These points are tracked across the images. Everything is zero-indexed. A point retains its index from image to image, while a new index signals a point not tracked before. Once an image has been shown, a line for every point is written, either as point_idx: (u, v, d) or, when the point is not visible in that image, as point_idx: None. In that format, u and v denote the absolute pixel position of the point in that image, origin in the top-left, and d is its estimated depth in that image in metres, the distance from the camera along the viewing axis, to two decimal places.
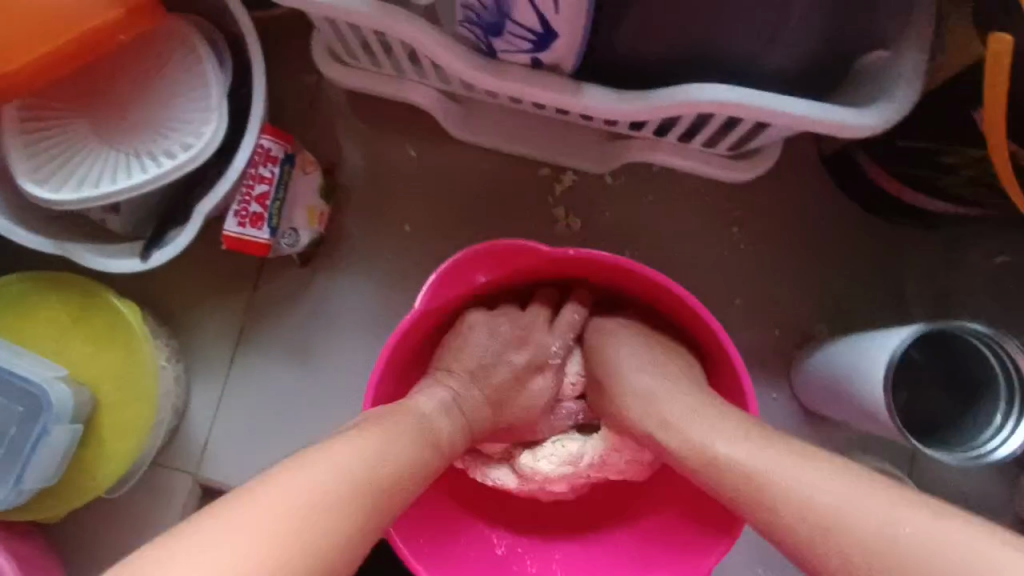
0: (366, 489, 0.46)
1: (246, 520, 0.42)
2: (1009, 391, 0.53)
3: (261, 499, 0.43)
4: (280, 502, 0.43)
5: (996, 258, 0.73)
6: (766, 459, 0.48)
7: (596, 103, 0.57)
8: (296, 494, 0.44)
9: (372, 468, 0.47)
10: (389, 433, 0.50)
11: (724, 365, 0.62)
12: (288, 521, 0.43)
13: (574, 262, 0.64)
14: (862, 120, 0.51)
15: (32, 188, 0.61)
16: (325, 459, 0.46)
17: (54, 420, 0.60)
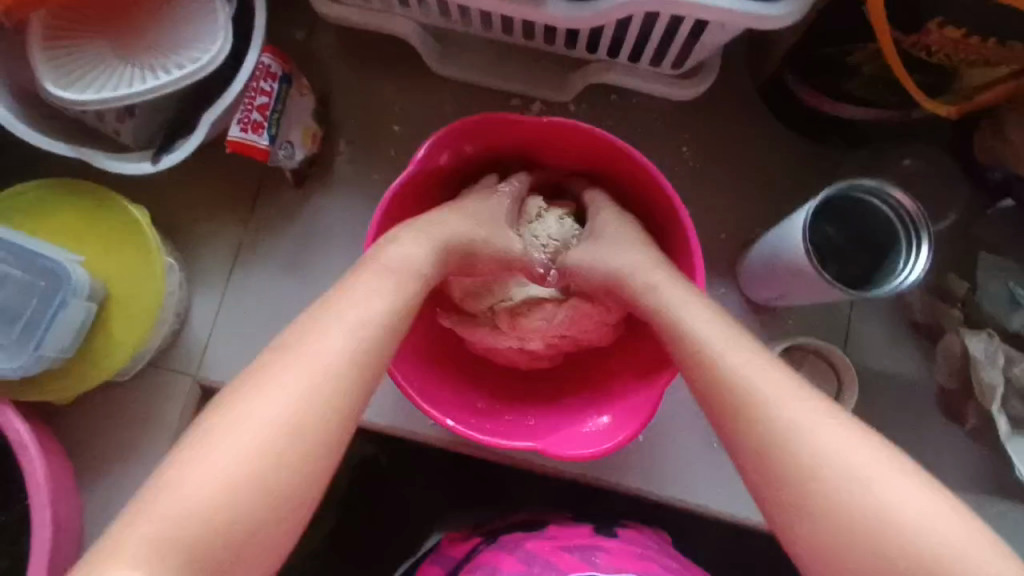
0: (364, 340, 0.57)
1: (275, 386, 0.53)
2: (908, 229, 0.64)
3: (279, 368, 0.54)
4: (280, 401, 0.53)
5: (906, 163, 0.84)
6: (758, 377, 0.56)
7: (554, 11, 0.67)
8: (308, 357, 0.55)
9: (363, 323, 0.57)
10: (371, 289, 0.59)
11: (674, 218, 0.73)
12: (309, 378, 0.54)
13: (544, 135, 0.74)
14: (773, 12, 0.61)
15: (56, 91, 0.69)
16: (322, 326, 0.56)
17: (72, 293, 0.66)
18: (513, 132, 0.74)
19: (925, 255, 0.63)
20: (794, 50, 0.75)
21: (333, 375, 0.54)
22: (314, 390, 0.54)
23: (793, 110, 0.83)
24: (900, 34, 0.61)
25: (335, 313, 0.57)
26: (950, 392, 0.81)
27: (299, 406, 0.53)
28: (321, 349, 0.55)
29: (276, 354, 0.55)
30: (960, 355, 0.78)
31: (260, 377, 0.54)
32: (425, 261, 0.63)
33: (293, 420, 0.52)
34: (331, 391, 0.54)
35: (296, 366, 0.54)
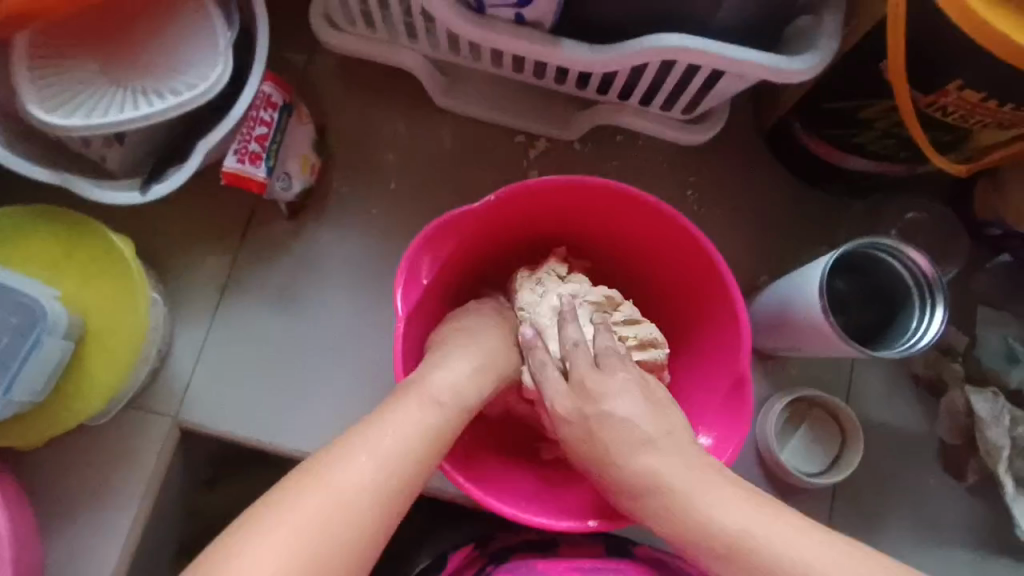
0: (397, 475, 0.52)
1: (293, 524, 0.47)
2: (921, 291, 0.64)
3: (306, 495, 0.49)
4: (345, 495, 0.49)
5: (909, 214, 0.84)
6: (744, 519, 0.50)
7: (570, 54, 0.65)
8: (336, 491, 0.49)
9: (396, 455, 0.52)
10: (417, 421, 0.54)
11: (701, 252, 0.68)
12: (336, 518, 0.48)
13: (522, 197, 0.68)
14: (792, 66, 0.61)
15: (41, 115, 0.65)
16: (357, 452, 0.51)
17: (47, 332, 0.62)
18: (503, 207, 0.69)
19: (939, 316, 0.62)
20: (806, 98, 0.74)
21: (401, 463, 0.52)
22: (381, 479, 0.51)
23: (799, 159, 0.83)
24: (920, 93, 0.61)
25: (414, 399, 0.55)
26: (951, 448, 0.80)
27: (366, 496, 0.50)
28: (394, 436, 0.53)
29: (303, 482, 0.50)
30: (964, 413, 0.78)
31: (325, 468, 0.50)
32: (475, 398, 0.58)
33: (309, 565, 0.47)
34: (355, 532, 0.49)
35: (366, 452, 0.51)
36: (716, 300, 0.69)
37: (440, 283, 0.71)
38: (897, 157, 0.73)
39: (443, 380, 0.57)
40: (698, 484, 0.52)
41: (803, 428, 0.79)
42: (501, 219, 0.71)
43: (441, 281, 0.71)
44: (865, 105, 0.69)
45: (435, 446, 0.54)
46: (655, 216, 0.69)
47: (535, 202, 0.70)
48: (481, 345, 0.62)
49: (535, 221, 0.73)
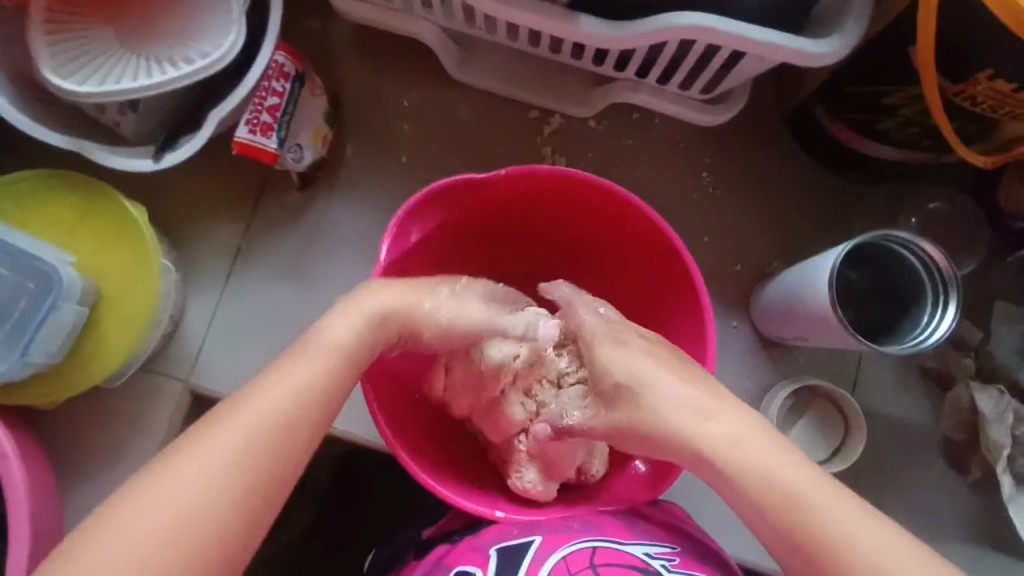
0: (266, 442, 0.53)
1: (169, 491, 0.50)
2: (936, 285, 0.63)
3: (178, 461, 0.51)
4: (222, 459, 0.52)
5: (930, 206, 0.82)
6: (734, 429, 0.57)
7: (587, 31, 0.64)
8: (207, 455, 0.52)
9: (267, 422, 0.53)
10: (296, 378, 0.55)
11: (670, 257, 0.68)
12: (204, 483, 0.51)
13: (484, 190, 0.68)
14: (817, 49, 0.59)
15: (55, 80, 0.65)
16: (230, 423, 0.53)
17: (64, 297, 0.63)
18: (477, 194, 0.69)
19: (952, 314, 0.61)
20: (829, 81, 0.72)
21: (275, 427, 0.53)
22: (248, 448, 0.52)
23: (820, 143, 0.81)
24: (948, 81, 0.59)
25: (299, 360, 0.56)
26: (956, 442, 0.79)
27: (237, 460, 0.52)
28: (271, 399, 0.54)
29: (182, 445, 0.52)
30: (969, 409, 0.78)
31: (202, 436, 0.52)
32: (357, 349, 0.58)
33: (173, 531, 0.49)
34: (224, 493, 0.51)
35: (240, 420, 0.53)
36: (683, 296, 0.68)
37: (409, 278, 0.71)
38: (922, 146, 0.71)
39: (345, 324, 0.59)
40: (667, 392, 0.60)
41: (807, 416, 0.78)
42: (472, 210, 0.70)
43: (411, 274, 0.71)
44: (889, 92, 0.67)
45: (314, 398, 0.55)
46: (626, 216, 0.69)
47: (507, 194, 0.70)
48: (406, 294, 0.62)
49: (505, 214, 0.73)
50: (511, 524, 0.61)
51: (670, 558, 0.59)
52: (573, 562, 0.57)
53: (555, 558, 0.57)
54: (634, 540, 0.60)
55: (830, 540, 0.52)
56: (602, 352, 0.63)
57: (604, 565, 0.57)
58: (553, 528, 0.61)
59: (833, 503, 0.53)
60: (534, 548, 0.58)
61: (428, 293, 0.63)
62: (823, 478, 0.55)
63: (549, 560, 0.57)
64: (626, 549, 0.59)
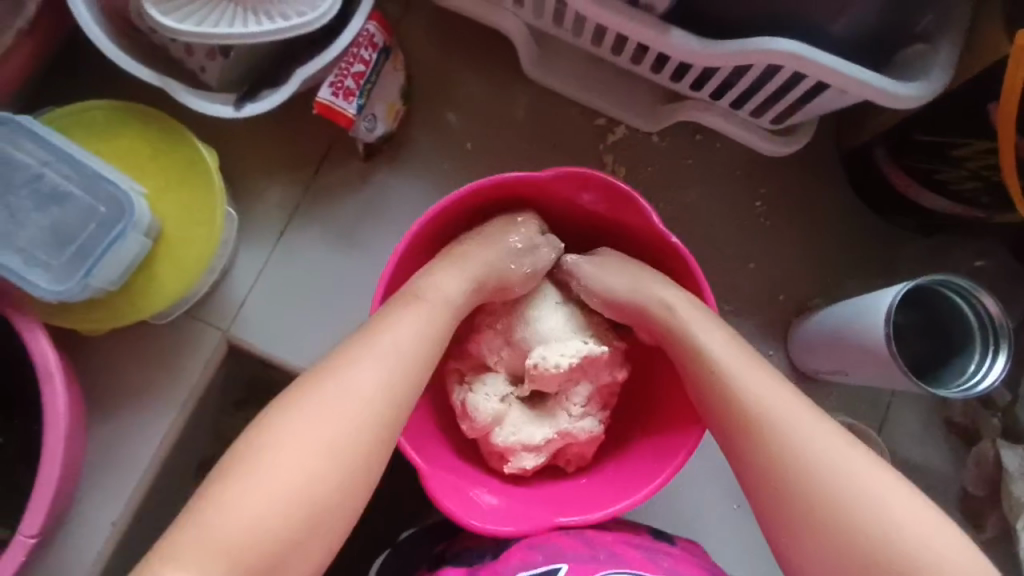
0: (406, 375, 0.58)
1: (308, 427, 0.54)
2: (986, 337, 0.64)
3: (311, 404, 0.55)
4: (351, 394, 0.56)
5: (975, 263, 0.83)
6: (792, 417, 0.57)
7: (677, 44, 0.65)
8: (336, 400, 0.56)
9: (397, 358, 0.58)
10: (417, 317, 0.61)
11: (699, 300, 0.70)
12: (340, 417, 0.55)
13: (530, 192, 0.72)
14: (900, 92, 0.60)
15: (156, 15, 0.66)
16: (364, 364, 0.57)
17: (132, 226, 0.63)
18: (529, 189, 0.71)
19: (1001, 364, 0.63)
20: (896, 127, 0.73)
21: (411, 354, 0.59)
22: (385, 379, 0.57)
23: (877, 189, 0.82)
24: (1022, 139, 0.61)
25: (444, 273, 0.64)
26: (976, 496, 0.80)
27: (371, 388, 0.57)
28: (400, 335, 0.59)
29: (306, 388, 0.56)
30: (992, 465, 0.79)
31: (339, 369, 0.57)
32: (460, 297, 0.64)
33: (315, 461, 0.54)
34: (360, 439, 0.55)
35: (373, 355, 0.58)
36: None
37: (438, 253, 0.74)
38: (980, 204, 0.73)
39: (480, 254, 0.66)
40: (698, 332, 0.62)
41: None
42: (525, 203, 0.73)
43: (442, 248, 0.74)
44: (958, 145, 0.68)
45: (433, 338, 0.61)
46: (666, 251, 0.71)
47: (558, 197, 0.72)
48: (478, 257, 0.66)
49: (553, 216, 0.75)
50: (535, 551, 0.62)
51: None
52: None
53: None
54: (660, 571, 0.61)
55: (838, 503, 0.54)
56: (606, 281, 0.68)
57: None
58: (579, 556, 0.61)
59: (840, 459, 0.55)
60: None
61: (502, 244, 0.67)
62: (833, 433, 0.57)
63: None
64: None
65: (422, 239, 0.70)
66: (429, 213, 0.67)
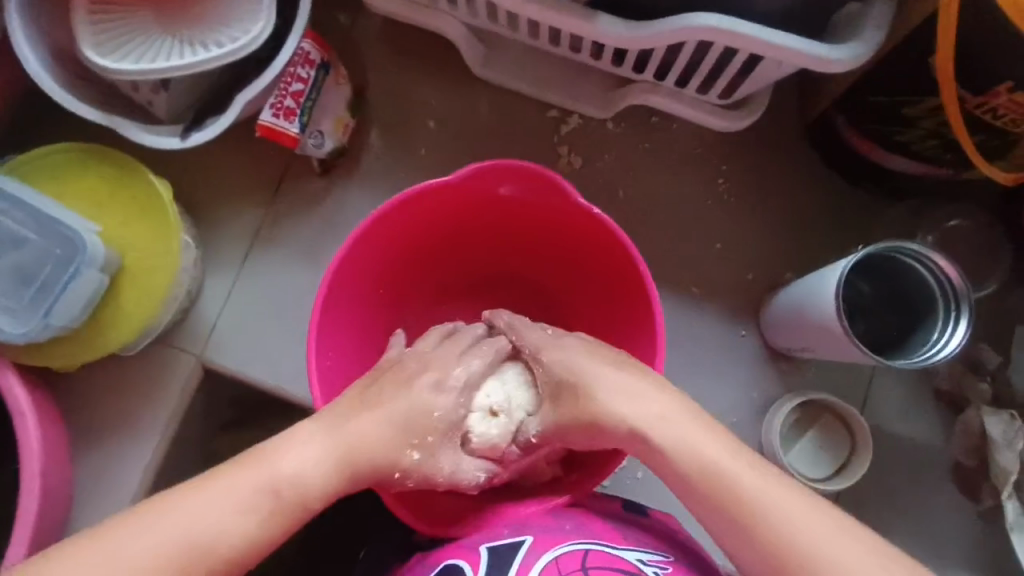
0: (273, 519, 0.53)
1: (148, 548, 0.50)
2: (948, 303, 0.62)
3: (133, 536, 0.50)
4: (205, 518, 0.51)
5: (951, 223, 0.81)
6: (747, 478, 0.54)
7: (605, 30, 0.64)
8: (134, 557, 0.50)
9: (272, 498, 0.53)
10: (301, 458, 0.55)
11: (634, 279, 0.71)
12: (188, 543, 0.51)
13: (451, 201, 0.73)
14: (832, 55, 0.58)
15: (94, 57, 0.68)
16: (231, 492, 0.52)
17: (86, 264, 0.65)
18: (449, 198, 0.73)
19: (962, 331, 0.60)
20: (850, 90, 0.71)
21: (291, 497, 0.54)
22: (252, 512, 0.52)
23: (842, 155, 0.79)
24: (968, 93, 0.59)
25: (331, 430, 0.56)
26: (967, 465, 0.77)
27: (234, 520, 0.52)
28: (293, 475, 0.54)
29: (166, 501, 0.52)
30: (979, 433, 0.76)
31: (211, 479, 0.53)
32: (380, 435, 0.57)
33: None
34: (201, 566, 0.51)
35: (250, 479, 0.53)
36: (637, 304, 0.71)
37: (377, 273, 0.74)
38: (942, 160, 0.70)
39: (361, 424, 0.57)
40: (630, 393, 0.58)
41: (812, 430, 0.77)
42: (448, 212, 0.75)
43: (377, 271, 0.74)
44: (909, 103, 0.66)
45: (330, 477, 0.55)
46: (596, 229, 0.72)
47: (479, 201, 0.74)
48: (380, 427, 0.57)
49: (480, 218, 0.77)
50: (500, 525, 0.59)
51: (663, 566, 0.55)
52: (564, 563, 0.53)
53: (547, 559, 0.54)
54: (628, 545, 0.57)
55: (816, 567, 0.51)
56: (554, 357, 0.63)
57: (595, 566, 0.53)
58: (546, 531, 0.57)
59: (802, 518, 0.52)
60: (524, 549, 0.55)
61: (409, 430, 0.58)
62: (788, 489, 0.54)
63: (539, 562, 0.53)
64: (618, 553, 0.55)
65: (367, 249, 0.71)
66: (353, 237, 0.67)
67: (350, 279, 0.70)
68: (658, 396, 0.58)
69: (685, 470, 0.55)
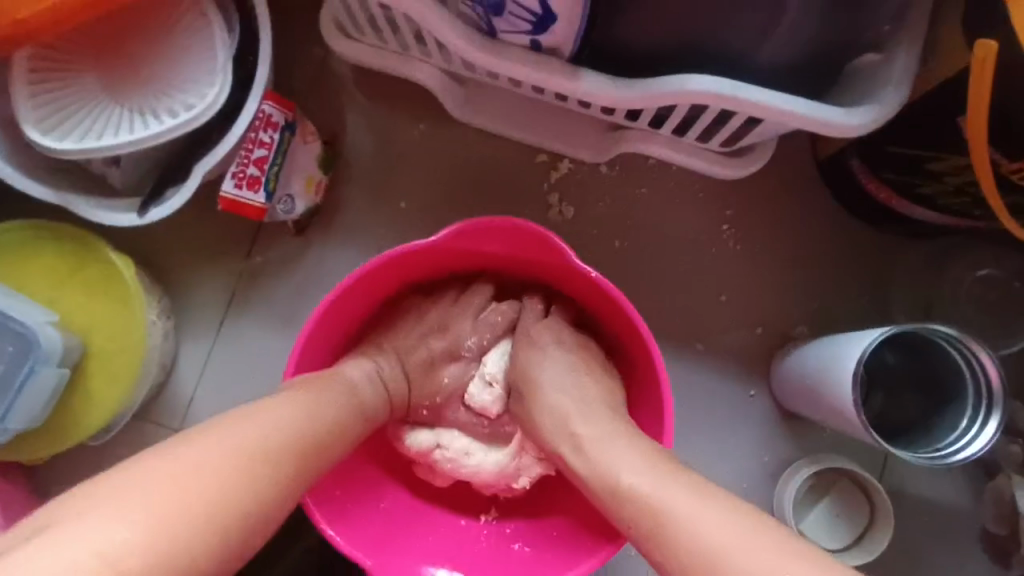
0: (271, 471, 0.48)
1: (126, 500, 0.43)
2: (979, 393, 0.56)
3: (98, 502, 0.43)
4: (185, 483, 0.45)
5: (980, 271, 0.74)
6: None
7: (591, 90, 0.58)
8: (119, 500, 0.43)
9: (270, 457, 0.49)
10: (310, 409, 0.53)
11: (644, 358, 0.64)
12: (173, 490, 0.44)
13: (449, 251, 0.66)
14: (844, 121, 0.52)
15: (37, 135, 0.63)
16: (214, 447, 0.47)
17: (43, 361, 0.61)
18: (447, 248, 0.65)
19: (991, 428, 0.55)
20: (866, 138, 0.64)
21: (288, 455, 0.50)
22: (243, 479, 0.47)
23: (859, 198, 0.73)
24: (1002, 155, 0.52)
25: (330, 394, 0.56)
26: (996, 533, 0.71)
27: (227, 459, 0.47)
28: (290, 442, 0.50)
29: (131, 467, 0.45)
30: (1011, 502, 0.70)
31: (188, 441, 0.47)
32: (370, 401, 0.60)
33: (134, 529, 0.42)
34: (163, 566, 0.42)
35: (238, 439, 0.48)
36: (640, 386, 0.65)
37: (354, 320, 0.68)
38: (971, 214, 0.63)
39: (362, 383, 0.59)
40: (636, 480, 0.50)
41: (828, 499, 0.72)
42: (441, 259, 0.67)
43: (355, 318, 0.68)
44: (933, 159, 0.59)
45: (333, 416, 0.55)
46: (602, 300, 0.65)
47: (479, 251, 0.67)
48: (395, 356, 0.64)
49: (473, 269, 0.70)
50: None
51: None
52: None
53: None
54: None
55: None
56: (546, 396, 0.59)
57: None
58: None
59: None
60: None
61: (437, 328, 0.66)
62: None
63: None
64: None
65: (349, 298, 0.64)
66: (341, 286, 0.61)
67: (328, 329, 0.64)
68: (675, 483, 0.49)
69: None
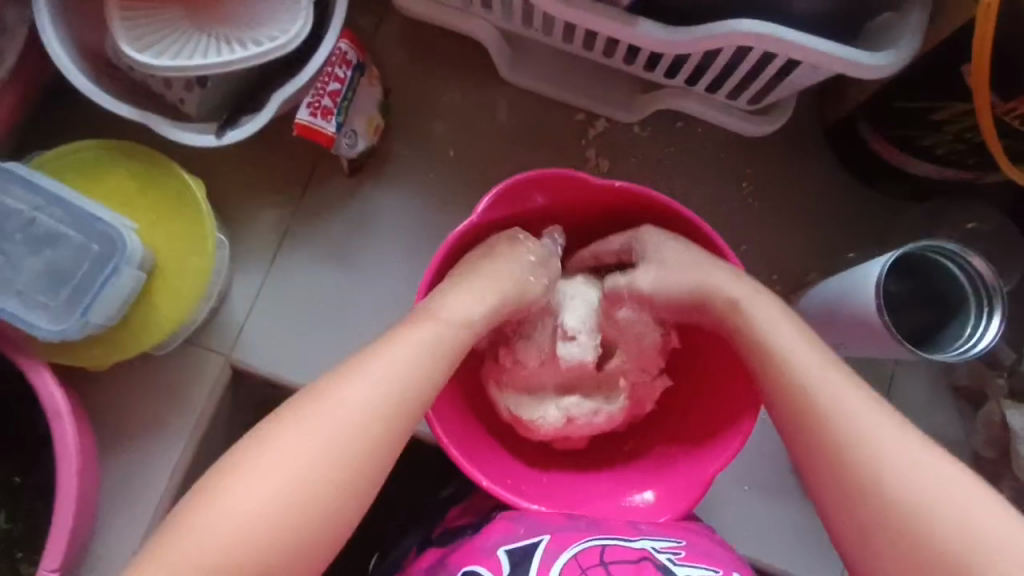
0: (400, 398, 0.57)
1: (298, 443, 0.54)
2: (980, 300, 0.65)
3: (279, 443, 0.54)
4: (339, 417, 0.55)
5: (969, 225, 0.83)
6: (873, 429, 0.56)
7: (647, 33, 0.65)
8: (297, 441, 0.54)
9: (396, 383, 0.57)
10: (428, 338, 0.60)
11: None
12: (337, 429, 0.55)
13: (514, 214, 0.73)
14: (870, 62, 0.60)
15: (129, 51, 0.67)
16: (357, 384, 0.57)
17: (126, 261, 0.65)
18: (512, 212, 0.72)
19: (994, 326, 0.64)
20: (876, 94, 0.73)
21: (413, 382, 0.58)
22: (378, 407, 0.56)
23: (863, 160, 0.81)
24: (998, 97, 0.61)
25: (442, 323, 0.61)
26: (989, 458, 0.79)
27: (365, 396, 0.56)
28: (409, 367, 0.58)
29: (297, 410, 0.56)
30: (1000, 426, 0.77)
31: (336, 385, 0.57)
32: (482, 315, 0.64)
33: (317, 461, 0.54)
34: (344, 482, 0.54)
35: (369, 377, 0.57)
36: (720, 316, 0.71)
37: None
38: (967, 165, 0.72)
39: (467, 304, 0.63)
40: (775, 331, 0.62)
41: None
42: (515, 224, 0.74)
43: None
44: (937, 108, 0.68)
45: (436, 364, 0.59)
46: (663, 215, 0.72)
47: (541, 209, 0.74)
48: (501, 270, 0.66)
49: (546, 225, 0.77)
50: (515, 524, 0.61)
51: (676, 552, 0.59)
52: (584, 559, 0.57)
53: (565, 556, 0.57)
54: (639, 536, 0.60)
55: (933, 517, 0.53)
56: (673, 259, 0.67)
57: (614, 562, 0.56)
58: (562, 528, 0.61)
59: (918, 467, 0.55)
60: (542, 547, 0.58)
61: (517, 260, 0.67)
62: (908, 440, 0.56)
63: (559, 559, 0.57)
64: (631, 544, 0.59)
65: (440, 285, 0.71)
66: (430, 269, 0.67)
67: None
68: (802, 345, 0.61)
69: (814, 419, 0.58)
